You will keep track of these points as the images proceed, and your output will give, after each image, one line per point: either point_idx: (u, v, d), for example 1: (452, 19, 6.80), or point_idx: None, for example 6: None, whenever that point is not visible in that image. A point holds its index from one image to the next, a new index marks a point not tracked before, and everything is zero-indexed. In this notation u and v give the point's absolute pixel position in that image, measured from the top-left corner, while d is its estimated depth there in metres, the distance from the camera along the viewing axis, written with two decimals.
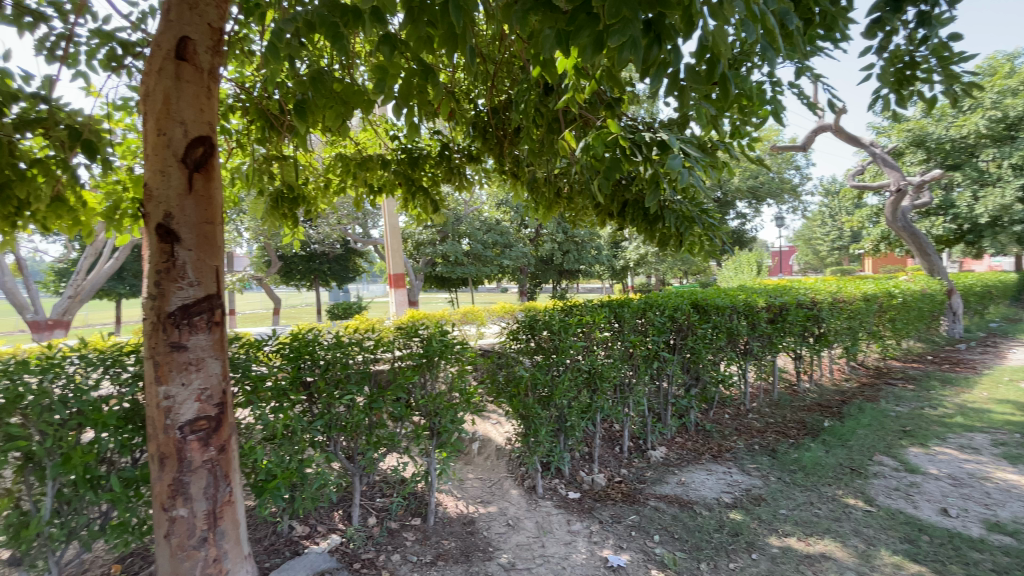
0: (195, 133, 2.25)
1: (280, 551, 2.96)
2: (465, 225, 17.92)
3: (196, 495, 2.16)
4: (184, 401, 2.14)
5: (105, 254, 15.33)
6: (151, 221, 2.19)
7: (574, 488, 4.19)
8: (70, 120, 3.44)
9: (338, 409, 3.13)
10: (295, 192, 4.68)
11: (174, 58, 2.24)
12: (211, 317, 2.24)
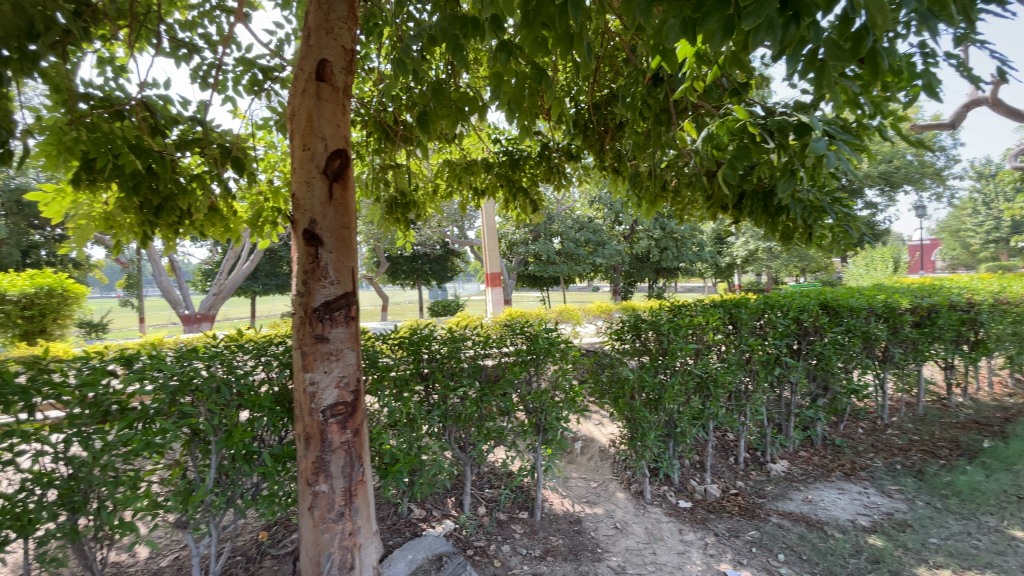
0: (333, 147, 2.49)
1: (401, 531, 3.19)
2: (557, 224, 17.95)
3: (335, 472, 2.40)
4: (326, 387, 2.39)
5: (244, 256, 17.55)
6: (298, 227, 2.46)
7: (685, 497, 4.02)
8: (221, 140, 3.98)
9: (452, 400, 3.30)
10: (408, 198, 4.96)
11: (315, 80, 2.49)
12: (348, 312, 2.47)
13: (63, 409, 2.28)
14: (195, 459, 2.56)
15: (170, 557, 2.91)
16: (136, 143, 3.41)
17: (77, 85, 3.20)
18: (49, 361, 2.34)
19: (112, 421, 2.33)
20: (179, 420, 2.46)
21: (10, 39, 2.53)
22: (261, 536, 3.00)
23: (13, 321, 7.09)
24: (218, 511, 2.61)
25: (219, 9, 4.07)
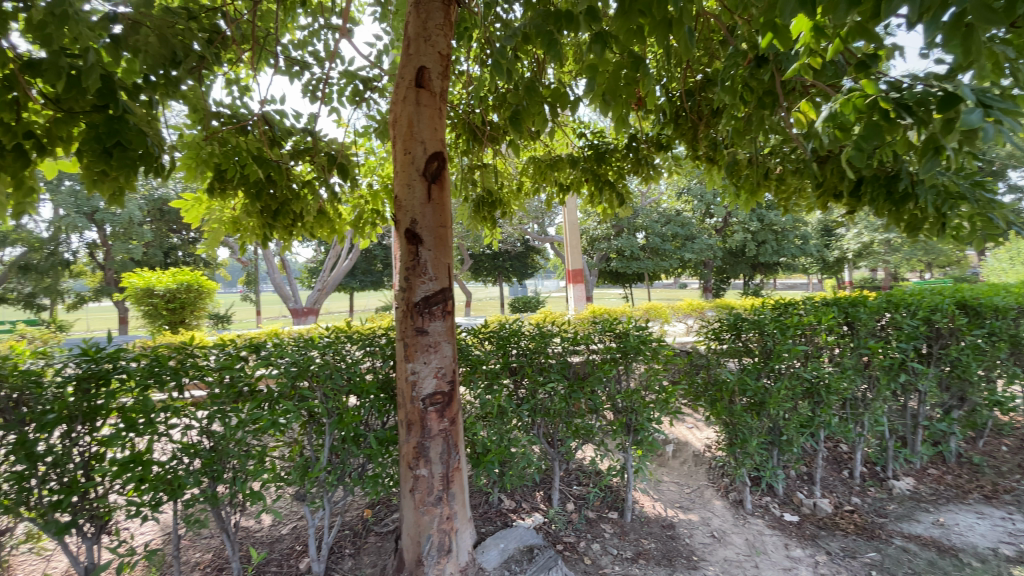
0: (432, 150, 2.62)
1: (492, 520, 3.28)
2: (642, 218, 17.41)
3: (434, 458, 2.53)
4: (425, 377, 2.52)
5: (342, 254, 18.94)
6: (400, 226, 2.61)
7: (791, 510, 3.73)
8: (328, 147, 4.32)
9: (541, 396, 3.33)
10: (494, 196, 5.04)
11: (415, 87, 2.62)
12: (445, 307, 2.58)
13: (204, 388, 2.60)
14: (310, 439, 2.82)
15: (290, 525, 3.24)
16: (258, 156, 3.80)
17: (210, 105, 3.63)
18: (194, 346, 2.69)
19: (244, 400, 2.63)
20: (298, 402, 2.72)
21: (158, 67, 2.92)
22: (366, 514, 3.25)
23: (162, 313, 8.25)
24: (330, 487, 2.85)
25: (325, 27, 4.41)
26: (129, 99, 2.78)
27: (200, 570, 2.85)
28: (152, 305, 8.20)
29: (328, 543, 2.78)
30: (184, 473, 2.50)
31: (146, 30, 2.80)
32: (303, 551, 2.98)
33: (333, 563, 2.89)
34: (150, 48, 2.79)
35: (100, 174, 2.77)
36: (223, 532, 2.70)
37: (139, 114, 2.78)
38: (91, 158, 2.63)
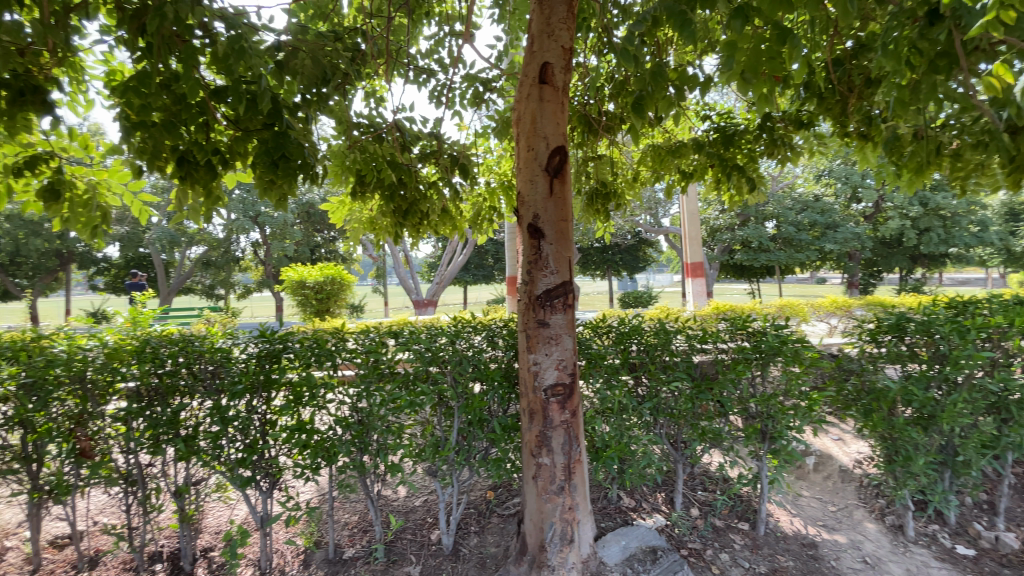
0: (554, 144, 2.65)
1: (612, 516, 3.27)
2: (772, 207, 15.84)
3: (556, 448, 2.58)
4: (547, 368, 2.58)
5: (459, 249, 19.93)
6: (523, 221, 2.68)
7: (967, 544, 3.20)
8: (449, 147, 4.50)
9: (665, 394, 3.22)
10: (609, 188, 4.92)
11: (538, 83, 2.67)
12: (567, 300, 2.61)
13: (352, 369, 2.93)
14: (441, 421, 3.03)
15: (422, 498, 3.53)
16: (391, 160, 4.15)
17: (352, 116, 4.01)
18: (344, 332, 3.04)
19: (385, 381, 2.92)
20: (431, 386, 2.95)
21: (313, 87, 3.34)
22: (489, 495, 3.42)
23: (312, 302, 9.44)
24: (458, 467, 3.05)
25: (450, 34, 4.67)
26: (291, 116, 3.21)
27: (350, 529, 3.23)
28: (305, 295, 9.42)
29: (457, 519, 2.98)
30: (338, 442, 2.86)
31: (303, 54, 3.21)
32: (434, 523, 3.24)
33: (461, 538, 3.11)
34: (305, 69, 3.19)
35: (270, 183, 3.24)
36: (369, 498, 3.03)
37: (298, 129, 3.21)
38: (264, 169, 3.09)
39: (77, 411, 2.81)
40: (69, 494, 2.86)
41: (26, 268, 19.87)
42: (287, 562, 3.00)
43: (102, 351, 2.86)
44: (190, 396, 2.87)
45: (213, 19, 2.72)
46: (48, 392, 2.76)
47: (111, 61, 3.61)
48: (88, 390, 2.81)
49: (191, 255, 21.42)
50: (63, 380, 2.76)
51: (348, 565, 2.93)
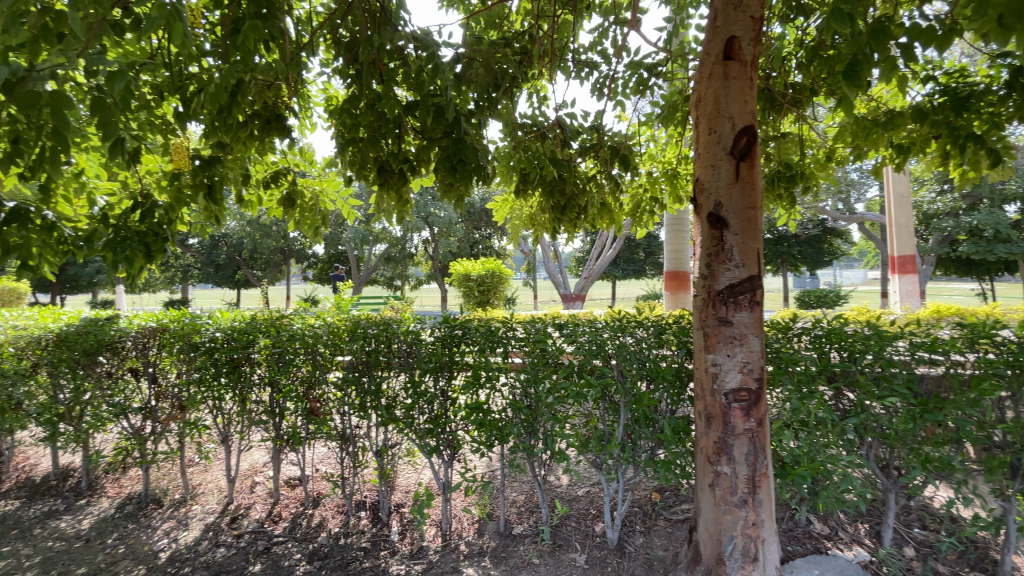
0: (741, 125, 2.43)
1: (800, 540, 2.95)
2: (1017, 184, 12.44)
3: (739, 458, 2.38)
4: (729, 370, 2.39)
5: (610, 244, 19.59)
6: (703, 210, 2.51)
7: None
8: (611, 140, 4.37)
9: (874, 410, 2.77)
10: (795, 169, 4.33)
11: (722, 60, 2.47)
12: (753, 297, 2.38)
13: (522, 357, 3.08)
14: (606, 413, 3.03)
15: (584, 488, 3.60)
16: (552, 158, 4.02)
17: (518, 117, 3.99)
18: (515, 321, 3.21)
19: (552, 371, 3.00)
20: (599, 378, 2.96)
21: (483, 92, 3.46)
22: (654, 496, 3.37)
23: (474, 294, 10.20)
24: (626, 463, 3.01)
25: (615, 23, 4.57)
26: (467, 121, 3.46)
27: (518, 508, 3.44)
28: (468, 287, 10.22)
29: (621, 514, 2.97)
30: (510, 423, 3.05)
31: (478, 63, 3.41)
32: (598, 515, 3.28)
33: (626, 535, 3.10)
34: (479, 78, 3.40)
35: (449, 185, 3.52)
36: (536, 481, 3.17)
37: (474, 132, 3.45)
38: (445, 173, 3.38)
39: (308, 376, 3.46)
40: (300, 444, 3.54)
41: (262, 262, 25.14)
42: (464, 528, 3.31)
43: (327, 329, 3.49)
44: (389, 370, 3.33)
45: (404, 40, 3.04)
46: (290, 359, 3.46)
47: (328, 88, 4.32)
48: (318, 359, 3.45)
49: (374, 251, 24.81)
50: (301, 350, 3.44)
51: (518, 541, 3.13)
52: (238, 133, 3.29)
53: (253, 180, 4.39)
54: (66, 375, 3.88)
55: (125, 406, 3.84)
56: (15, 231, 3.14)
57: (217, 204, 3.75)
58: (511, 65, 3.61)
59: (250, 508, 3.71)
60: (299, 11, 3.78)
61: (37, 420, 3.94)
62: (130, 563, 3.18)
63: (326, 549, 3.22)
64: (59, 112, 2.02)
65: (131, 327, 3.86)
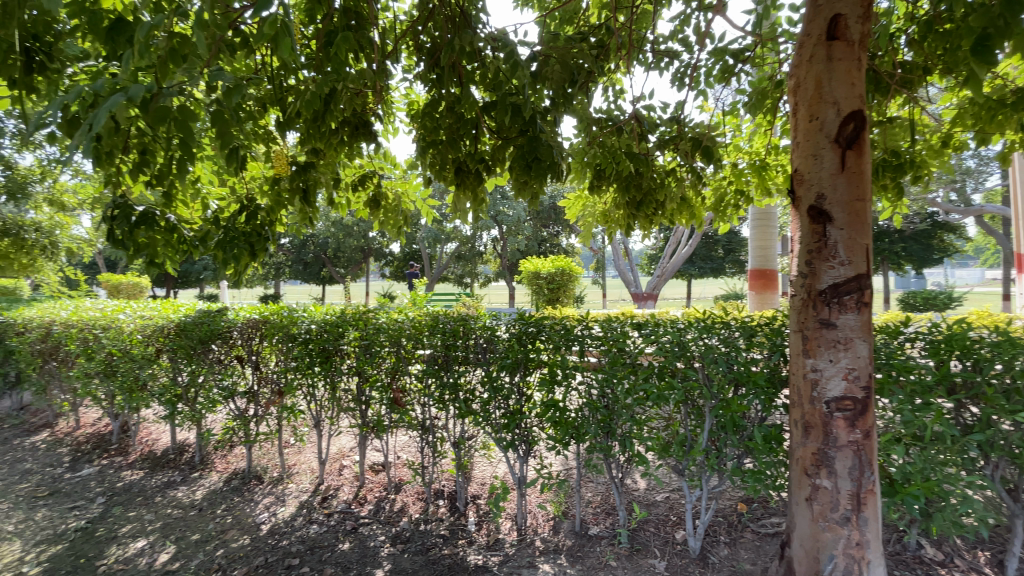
0: (847, 111, 2.24)
1: (910, 565, 2.69)
2: None
3: (841, 472, 2.20)
4: (831, 376, 2.21)
5: (684, 240, 18.77)
6: (802, 204, 2.34)
7: None
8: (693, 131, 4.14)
9: (1003, 426, 2.47)
10: (904, 158, 3.92)
11: (826, 41, 2.28)
12: (860, 297, 2.19)
13: (599, 356, 3.03)
14: (688, 418, 2.92)
15: (663, 494, 3.54)
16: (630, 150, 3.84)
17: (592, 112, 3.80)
18: (593, 319, 3.17)
19: (631, 372, 2.93)
20: (682, 381, 2.85)
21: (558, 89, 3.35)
22: (740, 508, 3.26)
23: (544, 291, 10.21)
24: (709, 471, 2.88)
25: (697, 9, 4.37)
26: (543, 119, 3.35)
27: (594, 508, 3.42)
28: (538, 285, 10.25)
29: (705, 523, 2.86)
30: (588, 422, 3.02)
31: (554, 60, 3.35)
32: (678, 523, 3.21)
33: (709, 545, 2.99)
34: (555, 75, 3.34)
35: (524, 184, 3.50)
36: (613, 483, 3.13)
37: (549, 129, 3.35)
38: (520, 171, 3.35)
39: (392, 367, 3.64)
40: (384, 431, 3.73)
41: (343, 260, 26.77)
42: (539, 524, 3.34)
43: (409, 322, 3.65)
44: (466, 365, 3.42)
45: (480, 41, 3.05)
46: (376, 350, 3.66)
47: (410, 94, 4.51)
48: (401, 350, 3.62)
49: (446, 249, 25.57)
50: (386, 341, 3.64)
51: (594, 542, 3.11)
52: (330, 139, 3.51)
53: (342, 184, 4.68)
54: (184, 359, 4.36)
55: (233, 389, 4.24)
56: (146, 232, 3.56)
57: (311, 206, 4.04)
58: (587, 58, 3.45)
59: (338, 490, 3.97)
60: (383, 20, 3.94)
61: (161, 399, 4.45)
62: (237, 531, 3.51)
63: (408, 533, 3.37)
64: (185, 124, 2.26)
65: (238, 318, 4.25)
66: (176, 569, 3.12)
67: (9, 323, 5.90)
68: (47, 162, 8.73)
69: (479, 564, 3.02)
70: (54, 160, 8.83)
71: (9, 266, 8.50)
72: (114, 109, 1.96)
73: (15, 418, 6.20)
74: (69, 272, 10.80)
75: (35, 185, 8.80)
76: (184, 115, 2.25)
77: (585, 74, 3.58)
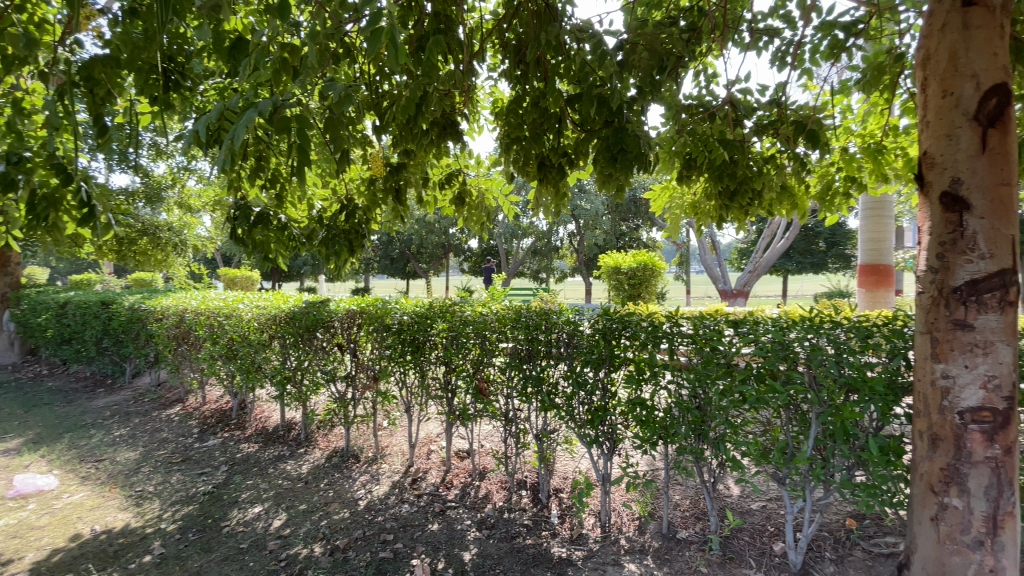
0: (989, 84, 1.97)
1: None
2: None
3: (976, 491, 1.96)
4: (967, 384, 1.96)
5: (778, 233, 17.45)
6: (933, 190, 2.08)
7: None
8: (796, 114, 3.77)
9: None
10: None
11: (962, 6, 2.03)
12: (1005, 296, 1.92)
13: (691, 355, 2.91)
14: (790, 423, 2.74)
15: (759, 503, 3.39)
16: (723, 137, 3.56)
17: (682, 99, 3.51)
18: (682, 316, 3.04)
19: (726, 372, 2.78)
20: (784, 383, 2.66)
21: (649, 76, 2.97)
22: (849, 523, 3.06)
23: (625, 287, 9.98)
24: (814, 482, 2.69)
25: None
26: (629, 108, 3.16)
27: (682, 512, 3.32)
28: (619, 280, 10.03)
29: (808, 536, 2.69)
30: (677, 422, 2.92)
31: (641, 48, 3.14)
32: (776, 534, 3.05)
33: (812, 560, 2.81)
34: (642, 63, 3.11)
35: (608, 176, 3.34)
36: (704, 487, 3.01)
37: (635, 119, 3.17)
38: (605, 163, 3.20)
39: (477, 358, 3.75)
40: (469, 420, 3.86)
41: (426, 255, 27.95)
42: (624, 523, 3.31)
43: (493, 315, 3.73)
44: (549, 359, 3.44)
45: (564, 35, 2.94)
46: (463, 341, 3.79)
47: (495, 92, 4.59)
48: (486, 342, 3.72)
49: (523, 244, 25.79)
50: (472, 333, 3.75)
51: (682, 546, 3.02)
52: (421, 140, 3.66)
53: (430, 182, 4.88)
54: (292, 345, 4.79)
55: (333, 373, 4.60)
56: (262, 231, 3.95)
57: (403, 205, 4.27)
58: (676, 43, 3.16)
59: (427, 473, 4.18)
60: (470, 20, 4.01)
61: (273, 380, 4.94)
62: (338, 505, 3.81)
63: (493, 520, 3.47)
64: (304, 132, 2.44)
65: (338, 308, 4.59)
66: (288, 534, 3.46)
67: (151, 310, 6.81)
68: (177, 170, 9.92)
69: (563, 556, 3.04)
70: (183, 167, 10.01)
71: (149, 262, 9.73)
72: (252, 124, 2.12)
73: (155, 392, 7.17)
74: (195, 266, 12.24)
75: (168, 190, 10.04)
76: (303, 124, 2.43)
77: (674, 60, 3.29)
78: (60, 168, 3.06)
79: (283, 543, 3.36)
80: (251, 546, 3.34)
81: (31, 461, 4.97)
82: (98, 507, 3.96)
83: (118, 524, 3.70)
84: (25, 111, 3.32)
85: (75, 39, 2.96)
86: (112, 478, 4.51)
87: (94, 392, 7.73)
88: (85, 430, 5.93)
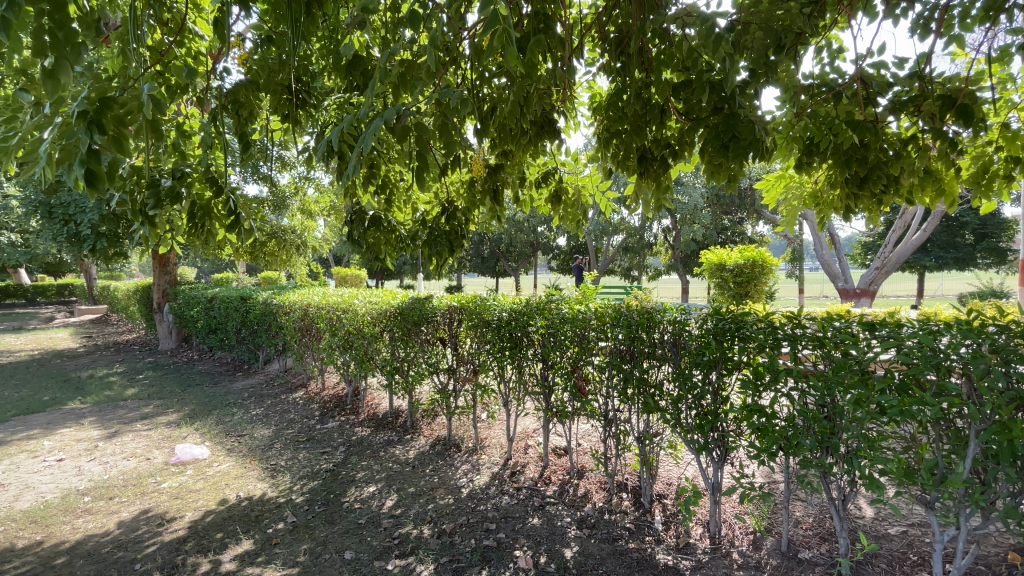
0: None
1: None
2: None
3: None
4: None
5: (912, 225, 15.39)
6: None
7: None
8: (943, 87, 3.15)
9: None
10: None
11: None
12: None
13: (817, 361, 2.67)
14: (940, 440, 2.40)
15: (898, 528, 3.06)
16: (852, 117, 3.14)
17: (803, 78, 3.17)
18: (803, 316, 2.79)
19: (861, 381, 2.48)
20: (934, 396, 2.33)
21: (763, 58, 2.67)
22: (1013, 558, 2.66)
23: (730, 285, 9.37)
24: (971, 508, 2.34)
25: None
26: (742, 93, 2.71)
27: (805, 531, 3.08)
28: (724, 278, 9.44)
29: (961, 569, 2.41)
30: (801, 433, 2.66)
31: (754, 27, 2.63)
32: (920, 564, 2.72)
33: None
34: (757, 42, 2.59)
35: (718, 164, 3.08)
36: (831, 504, 2.77)
37: (749, 104, 2.74)
38: (715, 153, 2.84)
39: (576, 356, 3.74)
40: (567, 417, 3.86)
41: (516, 254, 28.56)
42: (736, 536, 3.14)
43: (592, 314, 3.68)
44: (653, 360, 3.34)
45: (667, 22, 2.67)
46: (561, 338, 3.80)
47: (593, 86, 4.50)
48: (584, 341, 3.70)
49: (613, 242, 25.25)
50: (570, 331, 3.75)
51: (805, 567, 2.80)
52: (519, 140, 3.67)
53: (527, 181, 4.94)
54: (401, 339, 5.12)
55: (436, 366, 4.84)
56: (375, 233, 4.22)
57: (501, 205, 4.35)
58: (796, 19, 2.63)
59: (525, 467, 4.27)
60: (569, 17, 3.97)
61: (384, 369, 5.32)
62: (443, 491, 4.01)
63: (593, 520, 3.44)
64: (422, 139, 2.59)
65: (440, 304, 4.82)
66: (399, 514, 3.71)
67: (280, 305, 7.66)
68: (299, 180, 11.04)
69: (670, 564, 2.94)
70: (303, 178, 11.13)
71: (276, 261, 11.04)
72: (377, 131, 2.35)
73: (283, 377, 8.03)
74: (315, 265, 13.55)
75: (291, 199, 11.22)
76: (421, 131, 2.57)
77: (793, 38, 2.82)
78: (214, 181, 3.51)
79: (395, 523, 3.60)
80: (368, 522, 3.63)
81: (188, 432, 5.83)
82: (241, 477, 4.53)
83: (258, 492, 4.20)
84: (186, 133, 3.85)
85: (224, 68, 3.39)
86: (251, 452, 5.14)
87: (235, 375, 8.86)
88: (229, 408, 6.80)
